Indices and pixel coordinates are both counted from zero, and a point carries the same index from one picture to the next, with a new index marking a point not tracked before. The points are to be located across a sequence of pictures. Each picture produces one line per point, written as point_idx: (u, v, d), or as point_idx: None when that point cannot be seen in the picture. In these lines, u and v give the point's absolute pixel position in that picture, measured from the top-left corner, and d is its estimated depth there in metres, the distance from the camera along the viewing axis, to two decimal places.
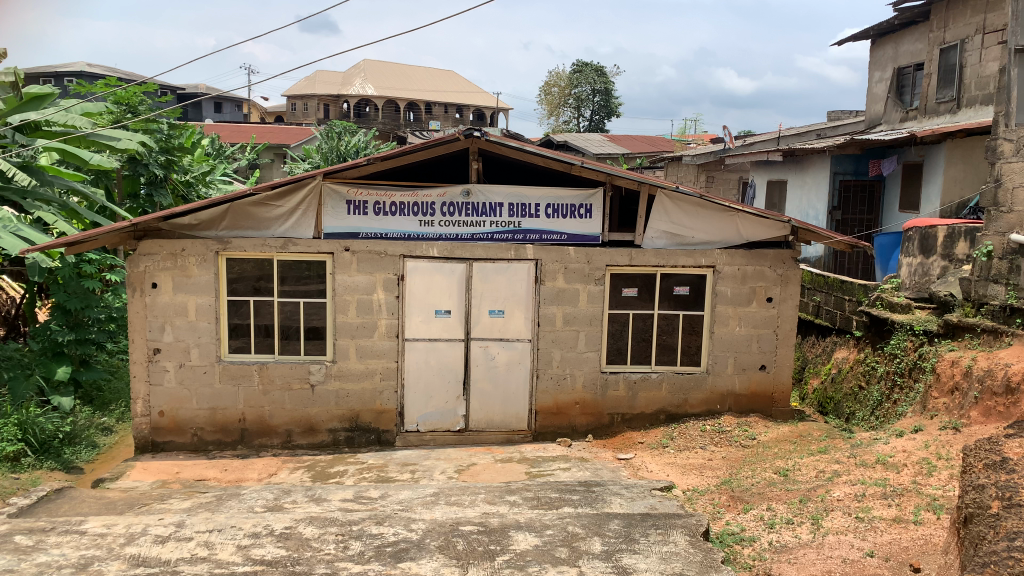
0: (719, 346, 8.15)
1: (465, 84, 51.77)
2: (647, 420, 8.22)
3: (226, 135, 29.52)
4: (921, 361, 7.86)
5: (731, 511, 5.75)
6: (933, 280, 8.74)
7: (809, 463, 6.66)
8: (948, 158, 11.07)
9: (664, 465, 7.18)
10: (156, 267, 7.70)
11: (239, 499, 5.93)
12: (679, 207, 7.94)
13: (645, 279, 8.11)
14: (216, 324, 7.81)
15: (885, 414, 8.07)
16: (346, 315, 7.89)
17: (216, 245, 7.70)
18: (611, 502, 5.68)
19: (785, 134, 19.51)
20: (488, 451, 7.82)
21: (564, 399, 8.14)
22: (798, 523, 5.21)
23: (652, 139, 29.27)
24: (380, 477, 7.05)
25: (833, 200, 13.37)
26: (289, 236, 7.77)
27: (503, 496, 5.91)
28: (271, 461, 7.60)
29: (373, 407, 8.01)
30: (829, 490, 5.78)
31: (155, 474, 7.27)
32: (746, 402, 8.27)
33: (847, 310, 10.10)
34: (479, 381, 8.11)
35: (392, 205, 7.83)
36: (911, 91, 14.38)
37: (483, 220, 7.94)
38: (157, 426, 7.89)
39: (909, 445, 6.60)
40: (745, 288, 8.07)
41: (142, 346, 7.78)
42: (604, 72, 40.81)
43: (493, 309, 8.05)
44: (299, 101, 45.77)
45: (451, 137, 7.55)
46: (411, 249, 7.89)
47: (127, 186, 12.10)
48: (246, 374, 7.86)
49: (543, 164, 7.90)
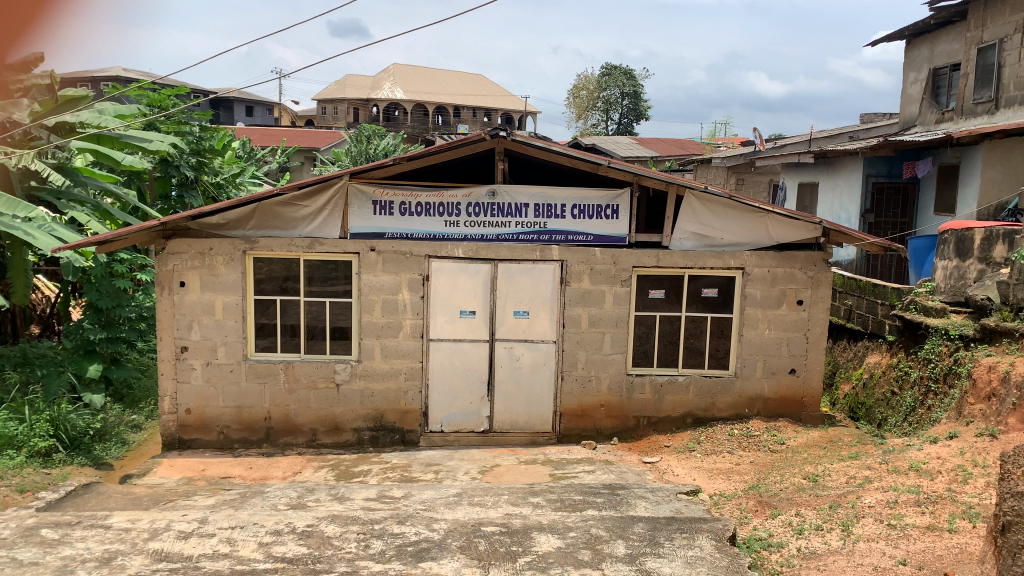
0: (747, 349, 8.02)
1: (494, 88, 51.89)
2: (673, 423, 8.11)
3: (259, 138, 29.84)
4: (957, 366, 7.66)
5: (759, 516, 5.64)
6: (969, 284, 8.50)
7: (839, 469, 6.52)
8: (985, 160, 10.81)
9: (691, 469, 7.08)
10: (184, 266, 7.78)
11: (263, 497, 5.95)
12: (707, 208, 7.84)
13: (672, 280, 8.01)
14: (243, 323, 7.86)
15: (918, 421, 7.88)
16: (371, 315, 7.90)
17: (243, 244, 7.75)
18: (637, 506, 5.60)
19: (816, 136, 19.29)
20: (512, 453, 7.78)
21: (589, 401, 8.07)
22: (828, 530, 5.10)
23: (680, 142, 29.10)
24: (404, 477, 7.03)
25: (866, 202, 13.12)
26: (315, 236, 7.80)
27: (527, 498, 5.87)
28: (296, 460, 7.62)
29: (398, 407, 8.00)
30: (860, 497, 5.65)
31: (182, 470, 7.33)
32: (775, 406, 8.13)
33: (879, 314, 9.90)
34: (503, 382, 8.07)
35: (417, 205, 7.83)
36: (947, 92, 14.10)
37: (509, 221, 7.91)
38: (184, 423, 7.96)
39: (943, 451, 6.44)
40: (774, 290, 7.94)
41: (170, 344, 7.87)
42: (633, 75, 40.62)
43: (518, 310, 8.00)
44: (329, 105, 46.19)
45: (476, 137, 7.54)
46: (436, 250, 7.88)
47: (159, 188, 12.31)
48: (272, 373, 7.90)
49: (569, 165, 7.85)
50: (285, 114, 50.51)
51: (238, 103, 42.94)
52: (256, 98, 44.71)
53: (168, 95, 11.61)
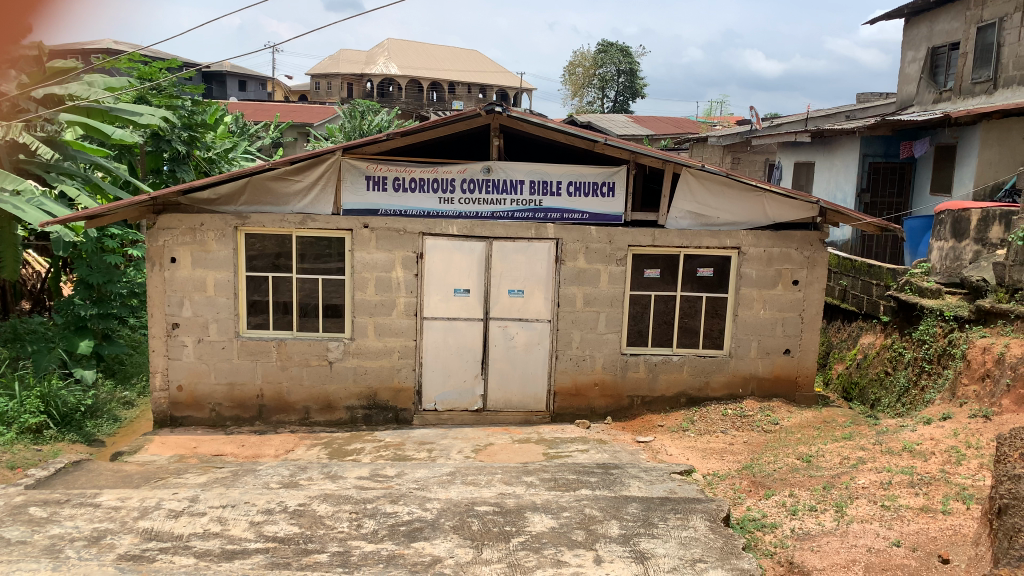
0: (742, 329, 7.99)
1: (489, 64, 51.45)
2: (667, 403, 8.10)
3: (251, 113, 29.53)
4: (951, 347, 7.65)
5: (752, 496, 5.64)
6: (965, 265, 8.47)
7: (833, 450, 6.52)
8: (983, 140, 10.74)
9: (684, 449, 7.07)
10: (174, 242, 7.68)
11: (255, 475, 5.92)
12: (704, 187, 7.76)
13: (668, 260, 7.96)
14: (235, 300, 7.78)
15: (912, 401, 7.88)
16: (364, 292, 7.83)
17: (235, 220, 7.66)
18: (630, 486, 5.59)
19: (813, 115, 19.18)
20: (505, 432, 7.75)
21: (583, 380, 8.04)
22: (821, 510, 5.09)
23: (677, 120, 28.94)
24: (397, 455, 7.00)
25: (862, 182, 13.06)
26: (307, 212, 7.69)
27: (520, 477, 5.85)
28: (289, 438, 7.58)
29: (391, 385, 7.96)
30: (854, 478, 5.64)
31: (173, 448, 7.29)
32: (769, 386, 8.11)
33: (874, 295, 9.88)
34: (497, 361, 8.03)
35: (411, 181, 7.73)
36: (945, 72, 14.00)
37: (504, 198, 7.82)
38: (176, 400, 7.91)
39: (937, 432, 6.43)
40: (770, 270, 7.90)
41: (161, 320, 7.79)
42: (629, 53, 40.28)
43: (513, 289, 7.94)
44: (323, 80, 45.71)
45: (471, 113, 7.43)
46: (430, 227, 7.80)
47: (150, 162, 12.20)
48: (265, 350, 7.84)
49: (565, 142, 7.75)
50: (278, 89, 50.00)
51: (230, 77, 42.45)
52: (249, 72, 44.22)
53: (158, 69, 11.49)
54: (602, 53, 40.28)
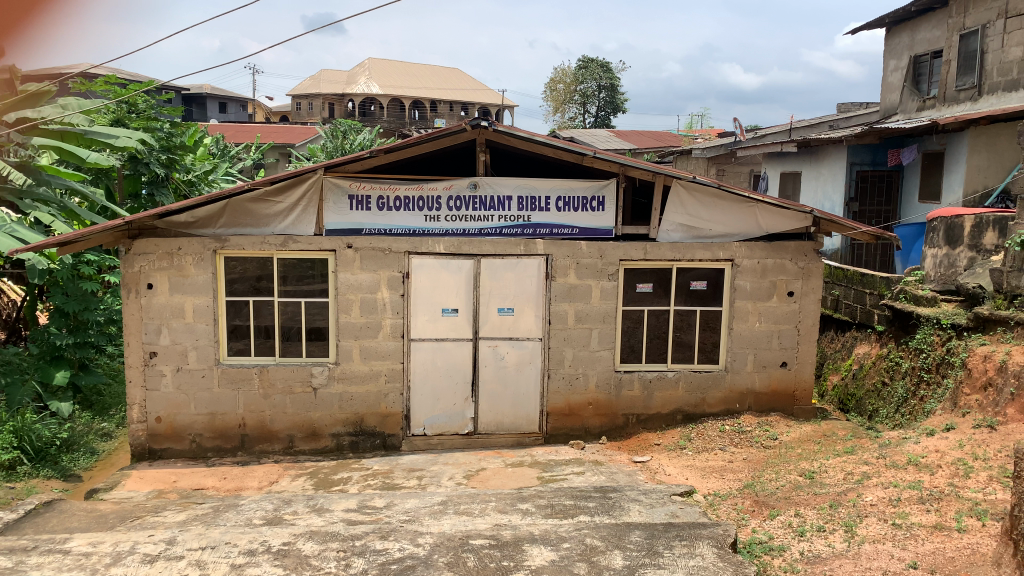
0: (737, 342, 7.81)
1: (470, 82, 51.52)
2: (663, 421, 7.89)
3: (232, 134, 29.28)
4: (950, 356, 7.51)
5: (757, 517, 5.44)
6: (960, 272, 8.34)
7: (836, 465, 6.33)
8: (971, 147, 10.69)
9: (682, 468, 6.85)
10: (151, 267, 7.42)
11: (237, 511, 5.65)
12: (695, 198, 7.60)
13: (660, 273, 7.78)
14: (215, 326, 7.52)
15: (911, 412, 7.72)
16: (348, 315, 7.59)
17: (213, 243, 7.41)
18: (630, 510, 5.37)
19: (797, 125, 19.18)
20: (498, 455, 7.51)
21: (576, 399, 7.82)
22: (830, 531, 4.89)
23: (659, 134, 28.99)
24: (385, 484, 6.74)
25: (850, 190, 12.97)
26: (289, 233, 7.46)
27: (515, 504, 5.62)
28: (273, 468, 7.30)
29: (378, 410, 7.71)
30: (861, 495, 5.44)
31: (152, 483, 6.99)
32: (767, 401, 7.93)
33: (867, 304, 9.73)
34: (488, 382, 7.80)
35: (395, 200, 7.52)
36: (928, 79, 14.02)
37: (491, 214, 7.62)
38: (154, 432, 7.61)
39: (941, 444, 6.26)
40: (765, 281, 7.73)
41: (138, 349, 7.51)
42: (610, 68, 40.40)
43: (502, 307, 7.73)
44: (304, 101, 45.50)
45: (457, 128, 7.24)
46: (416, 246, 7.58)
47: (128, 187, 11.84)
48: (246, 377, 7.56)
49: (552, 155, 7.58)
50: (259, 110, 49.73)
51: (210, 99, 42.19)
52: (229, 94, 43.98)
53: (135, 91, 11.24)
54: (583, 68, 40.37)
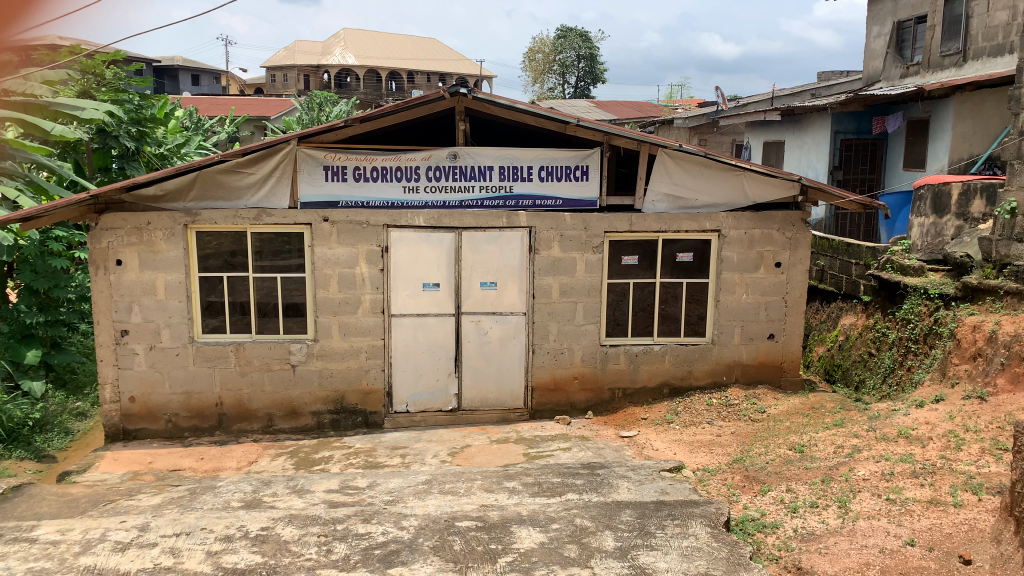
0: (725, 315, 7.69)
1: (448, 53, 50.76)
2: (650, 394, 7.78)
3: (205, 107, 28.63)
4: (938, 326, 7.44)
5: (747, 493, 5.36)
6: (948, 242, 8.26)
7: (826, 438, 6.25)
8: (957, 113, 10.60)
9: (671, 443, 6.76)
10: (119, 243, 7.14)
11: (214, 493, 5.47)
12: (681, 167, 7.42)
13: (646, 245, 7.61)
14: (188, 304, 7.26)
15: (899, 383, 7.67)
16: (327, 290, 7.36)
17: (184, 217, 7.13)
18: (619, 487, 5.26)
19: (779, 94, 19.03)
20: (483, 432, 7.37)
21: (561, 374, 7.68)
22: (823, 507, 4.81)
23: (639, 104, 28.74)
24: (368, 463, 6.58)
25: (834, 160, 12.86)
26: (262, 206, 7.20)
27: (501, 482, 5.51)
28: (251, 448, 7.11)
29: (359, 388, 7.52)
30: (853, 469, 5.36)
31: (126, 464, 6.77)
32: (754, 373, 7.84)
33: (853, 274, 9.65)
34: (471, 358, 7.63)
35: (373, 171, 7.28)
36: (911, 46, 13.87)
37: (472, 185, 7.39)
38: (128, 412, 7.38)
39: (931, 416, 6.19)
40: (752, 252, 7.60)
41: (109, 328, 7.25)
42: (589, 37, 39.90)
43: (485, 281, 7.54)
44: (279, 72, 44.62)
45: (435, 96, 6.98)
46: (395, 219, 7.35)
47: (98, 160, 11.50)
48: (222, 355, 7.33)
49: (534, 123, 7.35)
50: (233, 82, 48.72)
51: (182, 70, 41.26)
52: (202, 65, 43.01)
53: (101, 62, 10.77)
54: (562, 38, 39.84)
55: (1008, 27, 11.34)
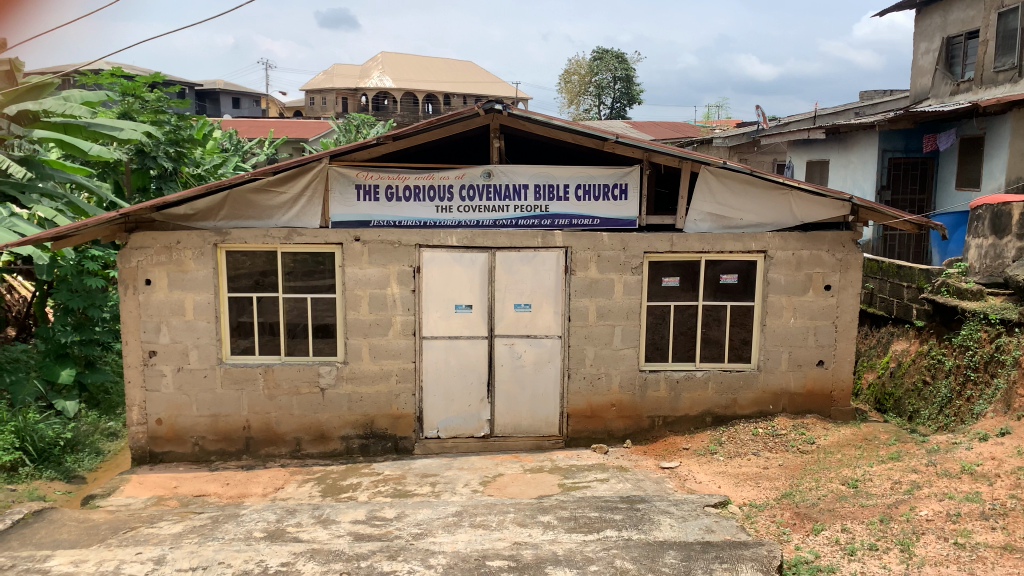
0: (771, 340, 7.34)
1: (484, 75, 51.00)
2: (692, 423, 7.43)
3: (245, 129, 29.00)
4: (1001, 354, 7.00)
5: (798, 532, 5.00)
6: (1009, 264, 7.81)
7: (881, 472, 5.85)
8: (1014, 130, 10.12)
9: (714, 475, 6.41)
10: (149, 262, 7.05)
11: (237, 522, 5.33)
12: (724, 185, 7.12)
13: (688, 266, 7.31)
14: (217, 324, 7.14)
15: (958, 414, 7.21)
16: (357, 312, 7.18)
17: (214, 237, 7.02)
18: (661, 524, 5.02)
19: (821, 113, 18.61)
20: (516, 460, 7.09)
21: (598, 400, 7.38)
22: (884, 550, 4.43)
23: (676, 125, 28.43)
24: (397, 491, 6.34)
25: (882, 179, 12.40)
26: (293, 225, 7.06)
27: (535, 517, 5.26)
28: (279, 473, 6.92)
29: (389, 412, 7.31)
30: (914, 508, 4.96)
31: (151, 489, 6.62)
32: (802, 402, 7.45)
33: (905, 298, 9.20)
34: (504, 382, 7.37)
35: (405, 189, 7.10)
36: (962, 62, 13.42)
37: (507, 204, 7.18)
38: (155, 435, 7.26)
39: (997, 451, 5.77)
40: (800, 275, 7.25)
41: (137, 348, 7.15)
42: (625, 59, 39.77)
43: (519, 303, 7.30)
44: (318, 95, 45.16)
45: (469, 113, 6.79)
46: (427, 239, 7.15)
47: (137, 181, 11.49)
48: (250, 377, 7.18)
49: (571, 141, 7.13)
50: (274, 105, 49.54)
51: (224, 94, 42.02)
52: (244, 89, 43.78)
53: (141, 84, 11.09)
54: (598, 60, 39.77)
55: None
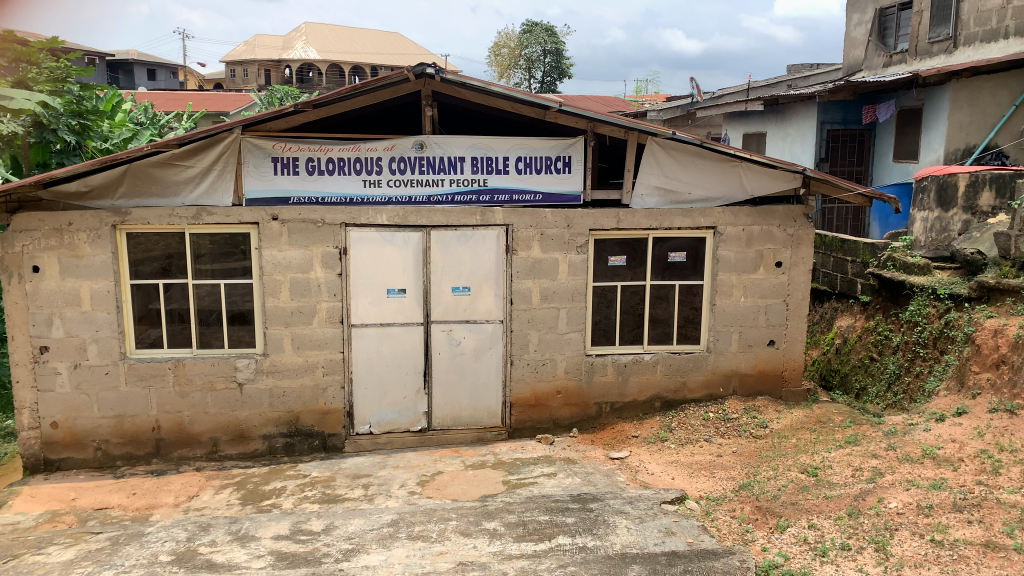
0: (721, 320, 7.01)
1: (411, 48, 49.66)
2: (640, 409, 7.07)
3: (161, 103, 27.30)
4: (951, 330, 6.81)
5: (762, 528, 4.65)
6: (955, 238, 7.66)
7: (840, 458, 5.57)
8: (953, 101, 10.05)
9: (666, 465, 6.05)
10: (36, 246, 6.22)
11: (140, 544, 4.73)
12: (672, 158, 6.72)
13: (635, 244, 6.89)
14: (118, 315, 6.37)
15: (908, 391, 7.01)
16: (277, 299, 6.52)
17: (112, 217, 6.23)
18: (617, 527, 4.65)
19: (754, 86, 18.49)
20: (456, 455, 6.59)
21: (543, 388, 6.94)
22: (858, 550, 4.12)
23: (607, 100, 28.09)
24: (326, 496, 5.77)
25: (821, 151, 12.26)
26: (202, 203, 6.33)
27: (480, 523, 4.80)
28: (193, 479, 6.24)
29: (315, 408, 6.70)
30: (882, 500, 4.64)
31: (45, 503, 5.87)
32: (753, 383, 7.17)
33: (849, 273, 9.04)
34: (442, 371, 6.83)
35: (328, 162, 6.45)
36: (895, 33, 13.40)
37: (441, 178, 6.60)
38: (50, 440, 6.46)
39: (956, 432, 5.56)
40: (751, 251, 6.92)
41: (25, 344, 6.32)
42: (554, 32, 39.21)
43: (457, 286, 6.75)
44: (238, 67, 43.04)
45: (399, 79, 6.14)
46: (354, 217, 6.52)
47: (36, 155, 10.38)
48: (158, 374, 6.45)
49: (510, 109, 6.59)
50: (191, 76, 47.10)
51: (136, 65, 39.62)
52: (158, 60, 41.47)
53: (38, 49, 9.73)
54: (527, 33, 39.12)
55: (1001, 12, 10.86)
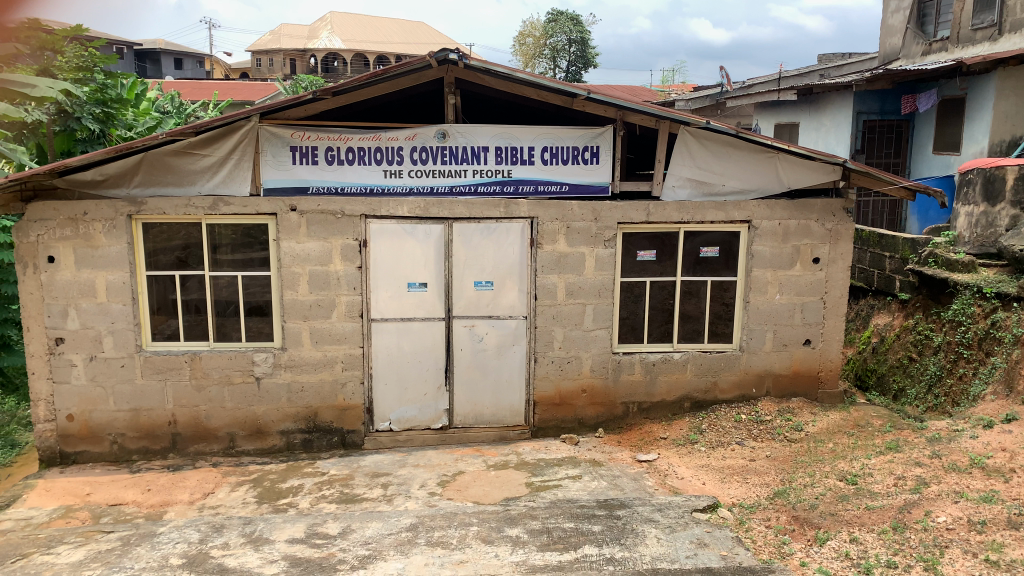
0: (754, 318, 6.73)
1: (434, 37, 49.38)
2: (669, 409, 6.82)
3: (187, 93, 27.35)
4: (998, 331, 6.49)
5: (799, 540, 4.40)
6: (1003, 234, 7.24)
7: (881, 466, 5.29)
8: (998, 91, 9.68)
9: (697, 470, 5.80)
10: (51, 236, 6.09)
11: (151, 545, 4.59)
12: (705, 148, 6.43)
13: (665, 238, 6.62)
14: (134, 306, 6.23)
15: (951, 394, 6.70)
16: (295, 292, 6.35)
17: (127, 207, 6.09)
18: (646, 537, 4.44)
19: (785, 75, 18.04)
20: (477, 454, 6.40)
21: (568, 386, 6.71)
22: (905, 569, 3.87)
23: (633, 89, 27.64)
24: (344, 496, 5.60)
25: (856, 142, 11.87)
26: (218, 193, 6.15)
27: (502, 530, 4.59)
28: (209, 475, 6.10)
29: (334, 404, 6.53)
30: (930, 513, 4.36)
31: (59, 497, 5.75)
32: (787, 384, 6.89)
33: (887, 270, 8.70)
34: (464, 368, 6.63)
35: (348, 152, 6.24)
36: (935, 20, 12.92)
37: (464, 168, 6.37)
38: (66, 433, 6.36)
39: (1006, 441, 5.25)
40: (787, 247, 6.63)
41: (40, 335, 6.21)
42: (580, 21, 38.73)
43: (479, 281, 6.53)
44: (263, 57, 43.06)
45: (421, 65, 5.89)
46: (374, 208, 6.32)
47: (61, 144, 10.32)
48: (175, 367, 6.31)
49: (536, 97, 6.33)
50: (217, 66, 47.21)
51: (163, 54, 39.74)
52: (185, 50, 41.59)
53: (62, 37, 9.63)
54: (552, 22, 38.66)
55: None
